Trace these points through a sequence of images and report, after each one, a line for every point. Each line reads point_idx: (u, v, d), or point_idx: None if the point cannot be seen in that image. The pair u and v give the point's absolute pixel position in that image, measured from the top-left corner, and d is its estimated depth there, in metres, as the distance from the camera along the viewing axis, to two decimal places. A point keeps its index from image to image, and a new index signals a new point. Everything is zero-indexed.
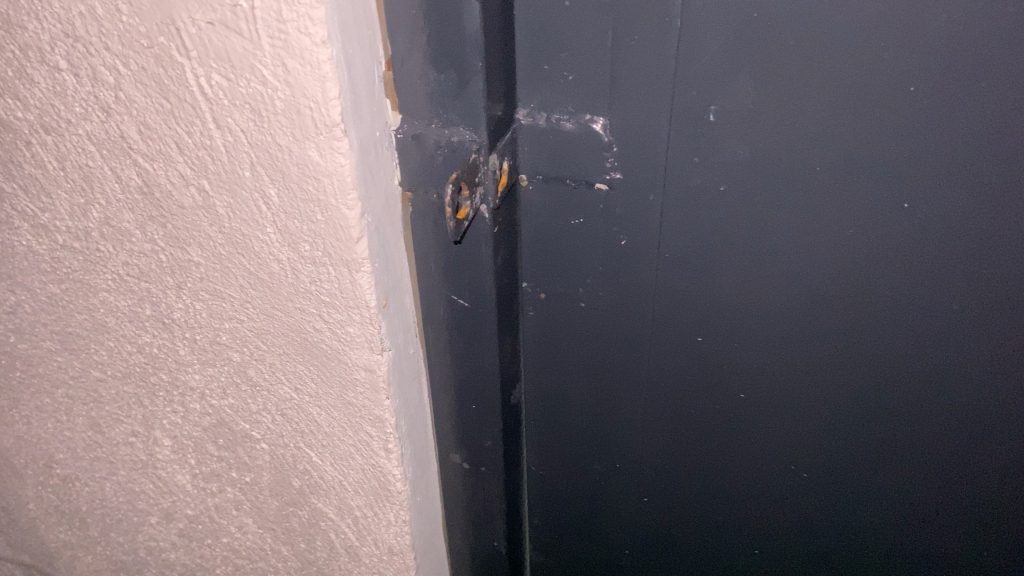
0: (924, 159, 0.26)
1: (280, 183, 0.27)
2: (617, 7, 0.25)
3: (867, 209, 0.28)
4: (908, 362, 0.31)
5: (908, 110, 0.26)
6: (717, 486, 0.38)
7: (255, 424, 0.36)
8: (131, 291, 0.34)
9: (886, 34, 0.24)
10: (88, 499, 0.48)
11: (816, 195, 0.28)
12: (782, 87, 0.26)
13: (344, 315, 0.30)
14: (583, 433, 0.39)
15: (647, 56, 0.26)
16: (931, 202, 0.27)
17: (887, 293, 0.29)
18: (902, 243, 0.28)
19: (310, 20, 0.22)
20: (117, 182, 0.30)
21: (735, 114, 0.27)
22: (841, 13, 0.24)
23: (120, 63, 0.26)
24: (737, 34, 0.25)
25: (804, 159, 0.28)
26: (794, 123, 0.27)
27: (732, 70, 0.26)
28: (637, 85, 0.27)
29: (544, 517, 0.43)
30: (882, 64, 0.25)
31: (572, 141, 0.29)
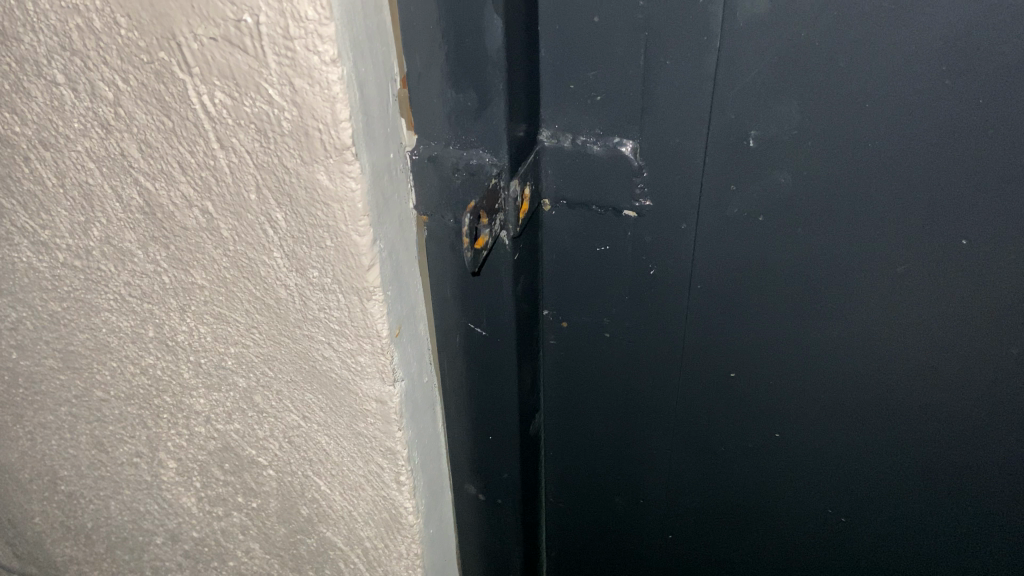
0: (985, 197, 0.24)
1: (288, 207, 0.25)
2: (652, 24, 0.24)
3: (920, 243, 0.26)
4: (958, 405, 0.29)
5: (968, 144, 0.23)
6: (747, 525, 0.36)
7: (261, 450, 0.35)
8: (134, 312, 0.32)
9: (946, 57, 0.22)
10: (93, 516, 0.47)
11: (864, 227, 0.26)
12: (829, 113, 0.24)
13: (354, 344, 0.28)
14: (606, 467, 0.37)
15: (683, 76, 0.25)
16: (992, 240, 0.25)
17: (937, 332, 0.27)
18: (958, 284, 0.26)
19: (319, 37, 0.21)
20: (118, 200, 0.28)
21: (776, 139, 0.25)
22: (897, 33, 0.22)
23: (119, 79, 0.24)
24: (782, 54, 0.24)
25: (851, 190, 0.26)
26: (841, 152, 0.25)
27: (775, 92, 0.24)
28: (672, 107, 0.25)
29: (564, 551, 0.41)
30: (942, 91, 0.23)
31: (600, 165, 0.27)
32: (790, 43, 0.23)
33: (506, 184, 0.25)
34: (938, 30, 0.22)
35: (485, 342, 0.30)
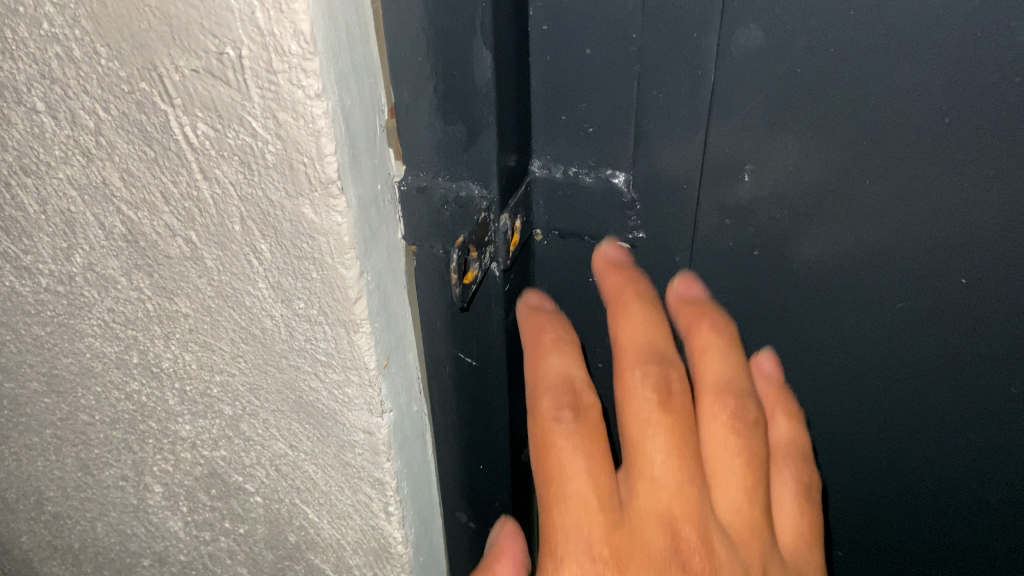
0: (978, 230, 0.25)
1: (273, 239, 0.24)
2: (644, 56, 0.23)
3: (913, 274, 0.26)
4: (947, 417, 0.30)
5: (964, 181, 0.24)
6: None
7: (248, 477, 0.34)
8: (118, 338, 0.32)
9: (945, 99, 0.22)
10: (80, 537, 0.46)
11: (859, 258, 0.27)
12: (827, 150, 0.24)
13: (342, 376, 0.27)
14: None
15: (676, 110, 0.24)
16: (983, 271, 0.26)
17: (930, 351, 0.28)
18: (951, 310, 0.27)
19: (303, 72, 0.20)
20: (100, 228, 0.28)
21: (772, 175, 0.25)
22: (894, 73, 0.22)
23: (100, 108, 0.24)
24: (778, 91, 0.23)
25: (847, 223, 0.26)
26: (836, 187, 0.25)
27: (770, 130, 0.24)
28: (664, 138, 0.25)
29: None
30: (939, 131, 0.23)
31: (592, 198, 0.27)
32: (787, 83, 0.23)
33: (496, 217, 0.25)
34: (936, 72, 0.22)
35: (475, 371, 0.30)
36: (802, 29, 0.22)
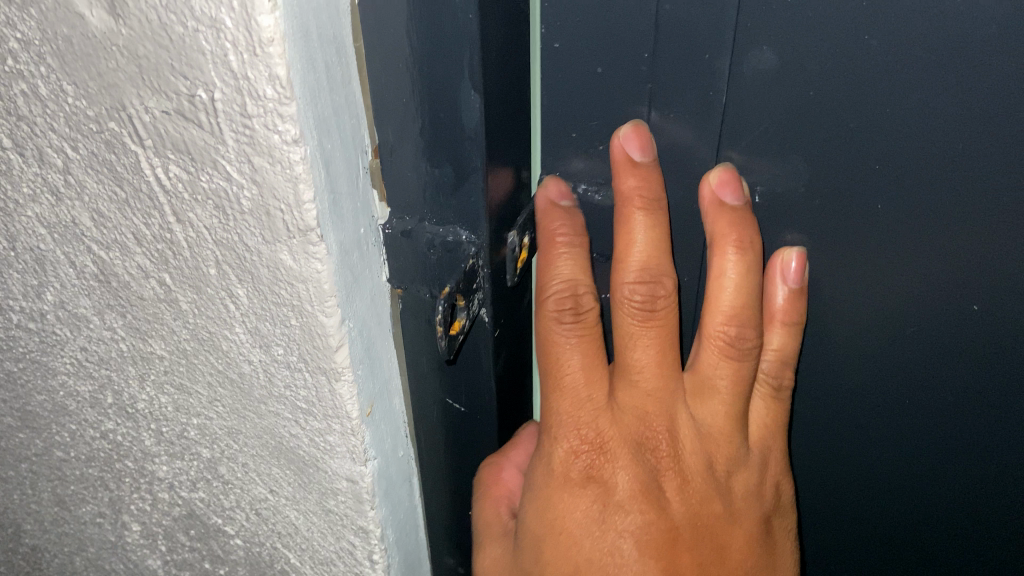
0: (992, 258, 0.24)
1: (250, 284, 0.23)
2: (656, 75, 0.23)
3: (923, 298, 0.26)
4: (950, 438, 0.30)
5: (982, 208, 0.23)
6: None
7: (228, 519, 0.33)
8: (92, 377, 0.30)
9: (962, 124, 0.22)
10: (58, 570, 0.45)
11: (867, 279, 0.26)
12: (836, 177, 0.24)
13: (323, 423, 0.26)
14: None
15: (687, 129, 0.24)
16: (994, 298, 0.25)
17: (938, 373, 0.28)
18: (963, 336, 0.27)
19: (278, 117, 0.19)
20: (71, 267, 0.26)
21: (784, 197, 0.25)
22: (910, 97, 0.22)
23: (68, 147, 0.23)
24: (790, 113, 0.23)
25: (856, 246, 0.26)
26: (848, 210, 0.25)
27: (782, 153, 0.24)
28: (674, 158, 0.25)
29: None
30: (955, 156, 0.23)
31: (600, 213, 0.27)
32: (802, 105, 0.23)
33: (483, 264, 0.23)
34: (955, 97, 0.21)
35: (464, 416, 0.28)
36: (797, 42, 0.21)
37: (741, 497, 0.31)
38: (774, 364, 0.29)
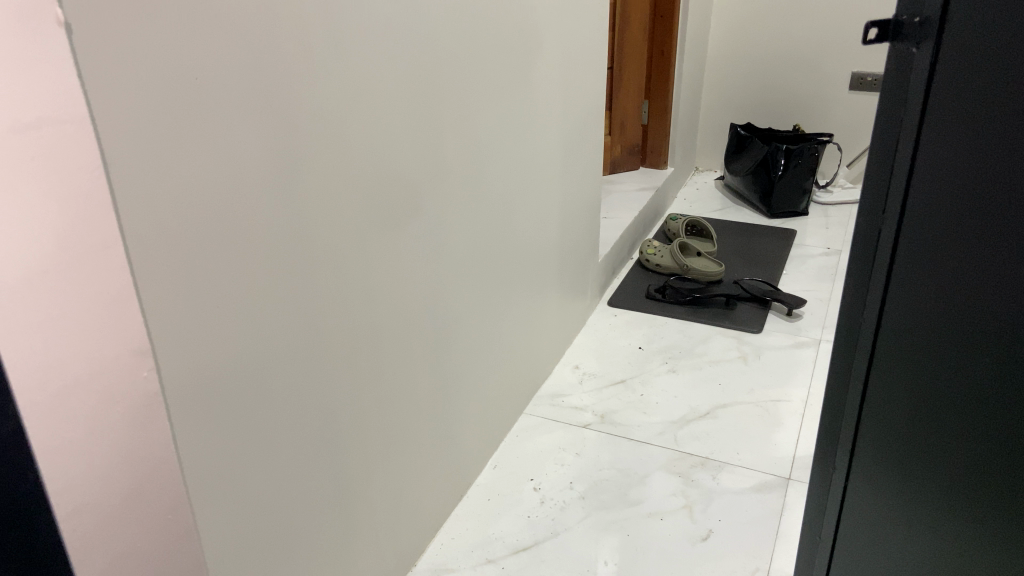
0: (948, 246, 0.71)
1: None
2: (883, 125, 0.75)
3: (905, 284, 0.75)
4: (947, 347, 0.74)
5: (937, 220, 0.71)
6: (907, 402, 0.79)
7: None
8: None
9: (935, 186, 0.70)
10: None
11: (899, 278, 0.76)
12: (926, 193, 0.71)
13: None
14: (850, 354, 0.84)
15: (880, 146, 0.75)
16: (950, 273, 0.72)
17: (918, 323, 0.75)
18: (928, 294, 0.74)
19: None
20: None
21: (880, 199, 0.76)
22: (908, 172, 0.72)
23: None
24: (883, 159, 0.75)
25: (887, 253, 0.76)
26: (890, 224, 0.75)
27: (887, 179, 0.75)
28: (878, 159, 0.76)
29: (831, 410, 0.89)
30: (940, 187, 0.70)
31: (869, 177, 0.77)
32: (887, 149, 0.74)
33: None
34: (947, 133, 0.68)
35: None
36: (904, 82, 0.72)
37: (901, 321, 0.77)
38: (902, 298, 0.76)
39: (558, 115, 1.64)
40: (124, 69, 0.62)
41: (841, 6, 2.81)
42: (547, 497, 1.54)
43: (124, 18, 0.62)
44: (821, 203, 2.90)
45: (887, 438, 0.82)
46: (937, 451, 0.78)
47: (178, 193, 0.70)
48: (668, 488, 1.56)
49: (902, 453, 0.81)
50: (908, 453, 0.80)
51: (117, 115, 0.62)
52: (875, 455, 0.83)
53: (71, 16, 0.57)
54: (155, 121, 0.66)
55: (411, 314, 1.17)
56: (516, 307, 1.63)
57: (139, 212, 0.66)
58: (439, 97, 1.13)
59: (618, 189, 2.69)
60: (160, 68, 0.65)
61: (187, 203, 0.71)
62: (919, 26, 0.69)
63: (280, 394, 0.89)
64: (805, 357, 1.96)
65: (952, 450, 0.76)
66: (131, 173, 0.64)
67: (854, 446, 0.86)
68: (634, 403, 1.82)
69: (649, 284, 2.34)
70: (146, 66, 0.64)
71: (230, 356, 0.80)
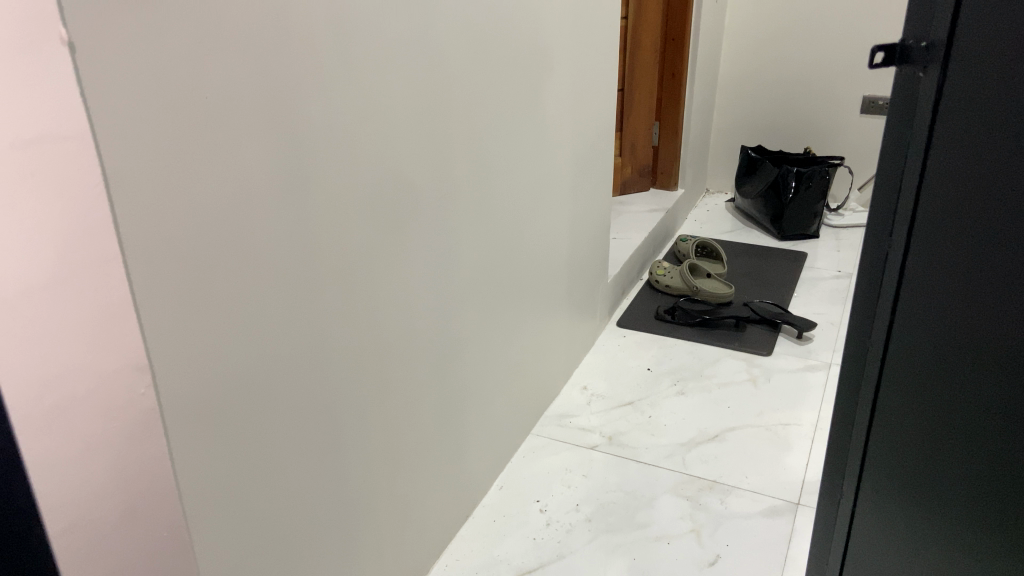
0: (953, 271, 0.71)
1: None
2: (890, 147, 0.76)
3: (913, 307, 0.75)
4: (954, 372, 0.73)
5: (942, 245, 0.71)
6: (916, 427, 0.78)
7: None
8: None
9: (941, 211, 0.70)
10: None
11: (907, 301, 0.75)
12: (931, 217, 0.71)
13: None
14: (860, 376, 0.84)
15: (889, 168, 0.76)
16: (956, 298, 0.71)
17: (924, 346, 0.75)
18: (935, 318, 0.73)
19: None
20: None
21: (889, 220, 0.77)
22: (914, 195, 0.72)
23: None
24: (891, 181, 0.76)
25: (894, 276, 0.76)
26: (897, 247, 0.75)
27: (895, 200, 0.76)
28: (887, 180, 0.76)
29: (842, 431, 0.88)
30: (946, 212, 0.70)
31: (878, 197, 0.78)
32: (896, 171, 0.75)
33: None
34: (953, 159, 0.68)
35: None
36: (911, 105, 0.72)
37: (908, 344, 0.76)
38: (908, 320, 0.76)
39: (568, 135, 1.65)
40: (127, 77, 0.63)
41: (852, 30, 2.82)
42: (554, 519, 1.53)
43: (128, 27, 0.62)
44: (832, 226, 2.89)
45: (896, 462, 0.81)
46: (946, 477, 0.76)
47: (177, 203, 0.70)
48: (676, 511, 1.54)
49: (911, 478, 0.80)
50: (916, 478, 0.79)
51: (116, 122, 0.62)
52: (883, 479, 0.83)
53: (73, 20, 0.58)
54: (157, 132, 0.66)
55: (419, 331, 1.18)
56: (524, 327, 1.63)
57: (136, 222, 0.66)
58: (449, 117, 1.14)
59: (628, 209, 2.70)
60: (164, 77, 0.66)
61: (188, 213, 0.71)
62: (926, 50, 0.69)
63: (287, 408, 0.90)
64: (815, 381, 1.95)
65: (962, 476, 0.75)
66: (128, 181, 0.64)
67: (863, 469, 0.85)
68: (643, 425, 1.81)
69: (659, 305, 2.33)
70: (149, 73, 0.65)
71: (231, 369, 0.80)
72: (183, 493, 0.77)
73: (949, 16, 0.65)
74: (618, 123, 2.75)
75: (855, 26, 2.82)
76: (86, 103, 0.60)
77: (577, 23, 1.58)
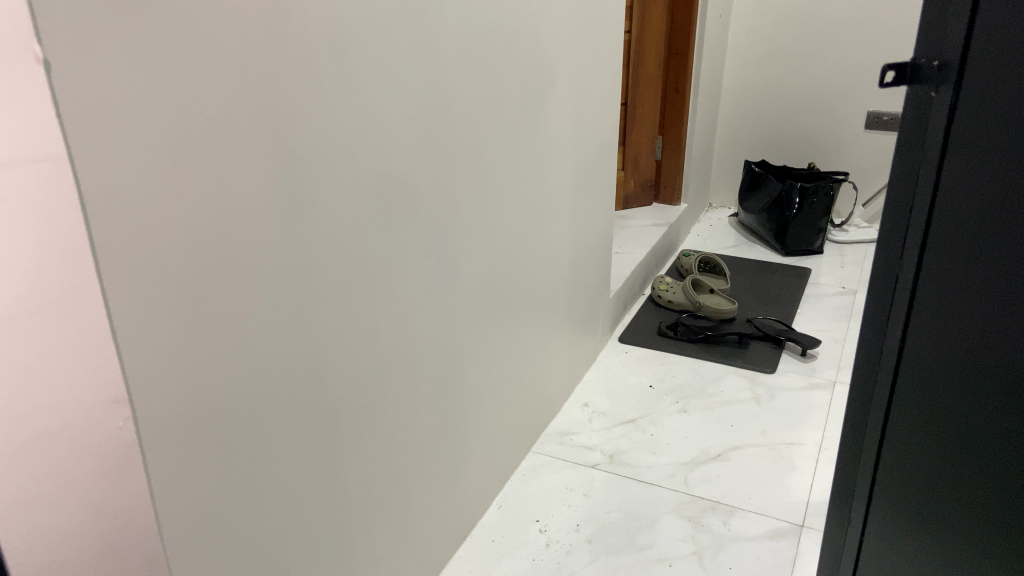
0: (966, 294, 0.69)
1: None
2: (898, 168, 0.74)
3: (924, 331, 0.73)
4: (967, 397, 0.71)
5: (955, 268, 0.69)
6: (929, 453, 0.75)
7: None
8: None
9: (952, 234, 0.68)
10: None
11: (918, 326, 0.73)
12: (943, 240, 0.69)
13: None
14: (868, 401, 0.81)
15: (896, 189, 0.75)
16: (968, 321, 0.69)
17: (936, 371, 0.73)
18: (947, 343, 0.71)
19: None
20: None
21: (897, 242, 0.75)
22: (925, 218, 0.70)
23: None
24: (899, 202, 0.74)
25: (904, 299, 0.74)
26: (908, 270, 0.73)
27: (904, 222, 0.74)
28: (895, 201, 0.75)
29: (850, 457, 0.86)
30: (961, 234, 0.68)
31: (885, 219, 0.76)
32: (904, 191, 0.74)
33: None
34: (966, 182, 0.66)
35: None
36: (923, 125, 0.70)
37: (918, 368, 0.74)
38: (919, 345, 0.73)
39: (570, 150, 1.63)
40: (108, 92, 0.61)
41: (855, 46, 2.82)
42: (554, 539, 1.50)
43: (110, 41, 0.60)
44: (836, 242, 2.87)
45: (907, 491, 0.78)
46: (961, 505, 0.74)
47: (157, 224, 0.67)
48: (678, 532, 1.51)
49: (923, 507, 0.77)
50: (929, 507, 0.77)
51: (92, 141, 0.60)
52: (893, 507, 0.80)
53: (46, 34, 0.56)
54: (138, 150, 0.64)
55: (417, 350, 1.15)
56: (524, 344, 1.61)
57: (113, 244, 0.64)
58: (449, 134, 1.13)
59: (630, 224, 2.68)
60: (148, 94, 0.64)
61: (169, 235, 0.68)
62: (938, 70, 0.67)
63: (280, 428, 0.88)
64: (820, 400, 1.92)
65: (979, 504, 0.72)
66: (102, 203, 0.62)
67: (874, 499, 0.82)
68: (644, 444, 1.78)
69: (662, 321, 2.31)
70: (130, 90, 0.62)
71: (219, 394, 0.78)
72: (161, 523, 0.74)
73: (962, 37, 0.63)
74: (622, 138, 2.73)
75: (859, 41, 2.80)
76: (61, 120, 0.58)
77: (579, 37, 1.56)
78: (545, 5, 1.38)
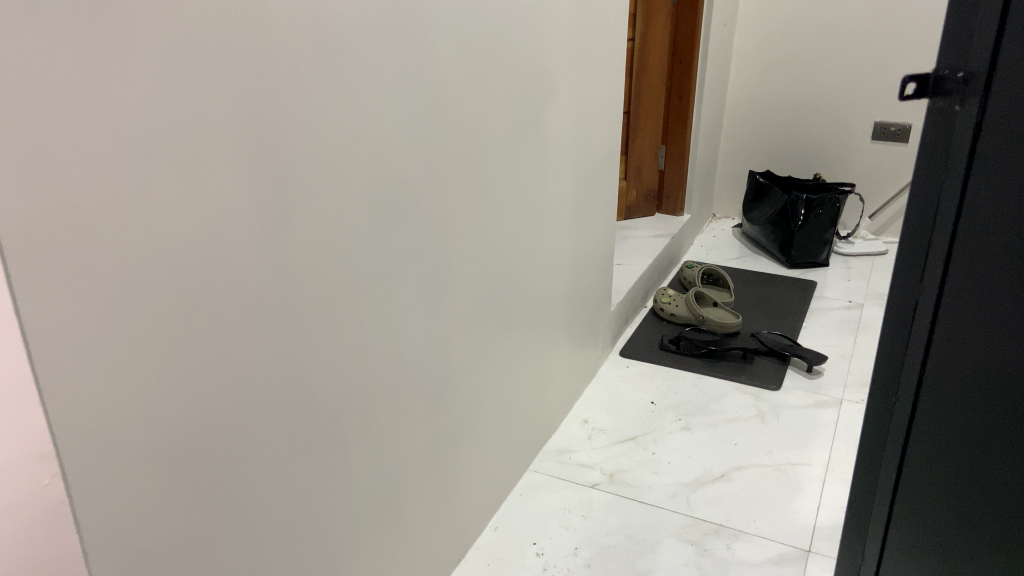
0: (993, 320, 0.64)
1: None
2: (918, 185, 0.69)
3: (946, 358, 0.68)
4: (995, 429, 0.66)
5: (981, 292, 0.64)
6: (953, 486, 0.70)
7: None
8: None
9: (978, 256, 0.63)
10: None
11: (940, 353, 0.68)
12: (968, 263, 0.64)
13: None
14: (886, 427, 0.76)
15: (916, 207, 0.69)
16: (995, 348, 0.64)
17: (959, 400, 0.68)
18: (972, 371, 0.66)
19: None
20: None
21: (917, 263, 0.70)
22: (949, 238, 0.65)
23: None
24: (920, 221, 0.69)
25: (924, 323, 0.69)
26: (929, 293, 0.68)
27: (924, 242, 0.69)
28: (915, 219, 0.70)
29: (865, 484, 0.81)
30: (987, 257, 0.63)
31: (905, 238, 0.71)
32: (925, 210, 0.68)
33: None
34: (994, 202, 0.61)
35: None
36: (946, 140, 0.65)
37: (939, 397, 0.69)
38: (940, 372, 0.69)
39: (571, 162, 1.59)
40: (49, 102, 0.55)
41: (862, 56, 2.77)
42: (551, 563, 1.45)
43: (63, 48, 0.56)
44: (842, 254, 2.82)
45: (929, 522, 0.73)
46: (988, 540, 0.69)
47: (107, 244, 0.62)
48: (679, 557, 1.46)
49: (947, 540, 0.73)
50: (954, 540, 0.72)
51: (26, 156, 0.55)
52: (914, 537, 0.75)
53: None
54: (99, 165, 0.60)
55: (409, 369, 1.11)
56: (523, 360, 1.56)
57: (65, 263, 0.59)
58: (445, 146, 1.09)
59: (633, 234, 2.64)
60: (109, 104, 0.59)
61: (123, 255, 0.63)
62: (963, 82, 0.62)
63: (262, 452, 0.83)
64: (826, 418, 1.87)
65: (1008, 541, 0.68)
66: (38, 223, 0.57)
67: (893, 526, 0.77)
68: (646, 462, 1.73)
69: (664, 335, 2.26)
70: (75, 99, 0.57)
71: (183, 424, 0.72)
72: (125, 559, 0.70)
73: (990, 48, 0.59)
74: (624, 147, 2.69)
75: (867, 51, 2.76)
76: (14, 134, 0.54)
77: (581, 46, 1.52)
78: (546, 13, 1.34)
